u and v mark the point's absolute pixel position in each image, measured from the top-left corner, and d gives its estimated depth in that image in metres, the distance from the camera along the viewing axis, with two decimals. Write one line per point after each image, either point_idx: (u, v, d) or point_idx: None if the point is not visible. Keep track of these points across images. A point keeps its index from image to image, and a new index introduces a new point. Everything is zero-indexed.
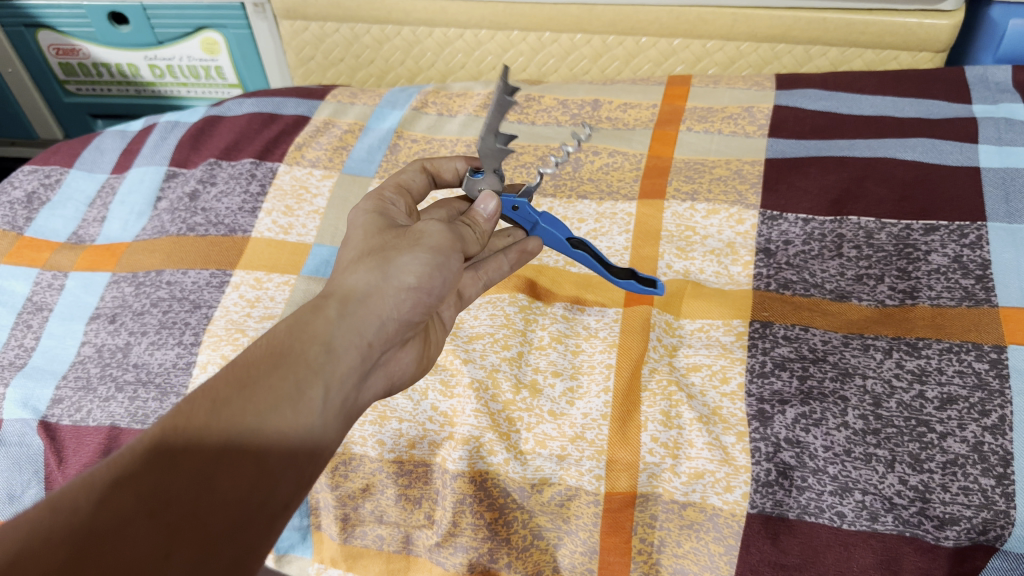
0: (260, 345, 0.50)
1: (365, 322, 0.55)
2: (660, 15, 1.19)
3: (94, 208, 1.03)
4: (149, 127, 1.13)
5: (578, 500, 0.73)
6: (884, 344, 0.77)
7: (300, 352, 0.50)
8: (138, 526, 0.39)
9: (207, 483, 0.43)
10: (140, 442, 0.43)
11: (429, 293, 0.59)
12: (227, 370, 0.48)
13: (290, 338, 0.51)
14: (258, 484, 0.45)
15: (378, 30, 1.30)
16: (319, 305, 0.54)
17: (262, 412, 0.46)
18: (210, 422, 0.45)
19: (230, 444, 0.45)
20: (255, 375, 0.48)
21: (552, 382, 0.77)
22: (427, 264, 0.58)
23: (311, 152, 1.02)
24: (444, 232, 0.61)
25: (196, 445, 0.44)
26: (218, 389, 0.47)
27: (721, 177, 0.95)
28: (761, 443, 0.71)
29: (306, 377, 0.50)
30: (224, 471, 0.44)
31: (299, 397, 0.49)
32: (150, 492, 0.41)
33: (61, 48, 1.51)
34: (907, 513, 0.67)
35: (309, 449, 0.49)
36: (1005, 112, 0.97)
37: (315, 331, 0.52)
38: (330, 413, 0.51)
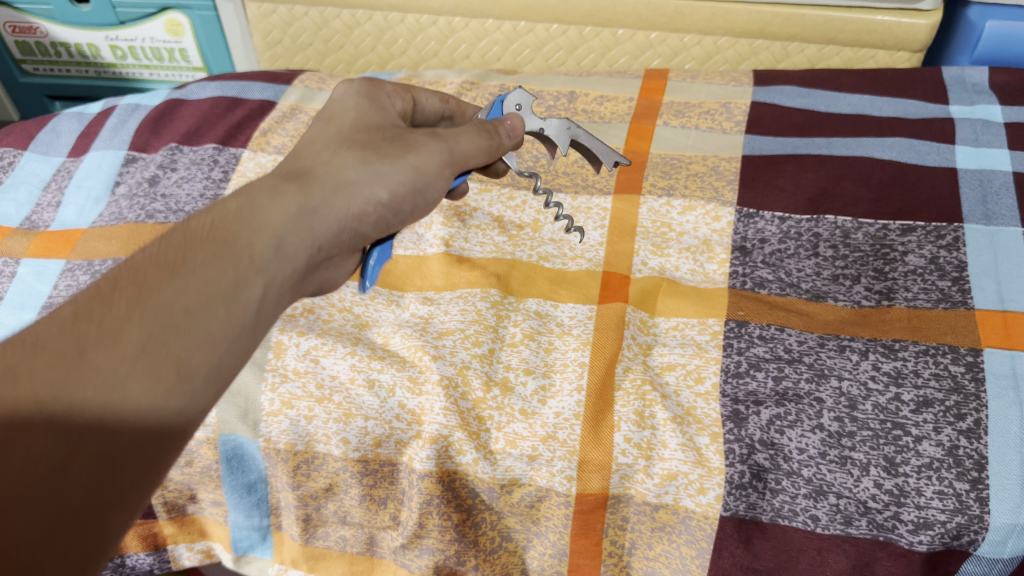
0: (201, 230, 0.49)
1: (321, 224, 0.55)
2: (638, 7, 1.17)
3: (48, 193, 0.98)
4: (108, 109, 1.08)
5: (548, 502, 0.71)
6: (860, 346, 0.75)
7: (243, 250, 0.50)
8: (41, 428, 0.40)
9: (123, 382, 0.42)
10: (53, 329, 0.42)
11: (392, 211, 0.61)
12: (160, 255, 0.47)
13: (233, 233, 0.50)
14: (177, 389, 0.44)
15: (349, 15, 1.27)
16: (279, 195, 0.54)
17: (191, 309, 0.46)
18: (133, 317, 0.44)
19: (153, 341, 0.44)
20: (190, 264, 0.47)
21: (524, 380, 0.75)
22: (404, 186, 0.60)
23: (276, 138, 0.98)
24: (434, 153, 0.61)
25: (115, 340, 0.43)
26: (147, 276, 0.46)
27: (697, 173, 0.93)
28: (736, 444, 0.70)
29: (244, 273, 0.49)
30: (142, 372, 0.43)
31: (233, 295, 0.48)
32: (51, 393, 0.40)
33: (18, 26, 1.46)
34: (882, 517, 0.66)
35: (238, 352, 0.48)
36: (982, 114, 0.97)
37: (264, 227, 0.51)
38: (263, 315, 0.51)
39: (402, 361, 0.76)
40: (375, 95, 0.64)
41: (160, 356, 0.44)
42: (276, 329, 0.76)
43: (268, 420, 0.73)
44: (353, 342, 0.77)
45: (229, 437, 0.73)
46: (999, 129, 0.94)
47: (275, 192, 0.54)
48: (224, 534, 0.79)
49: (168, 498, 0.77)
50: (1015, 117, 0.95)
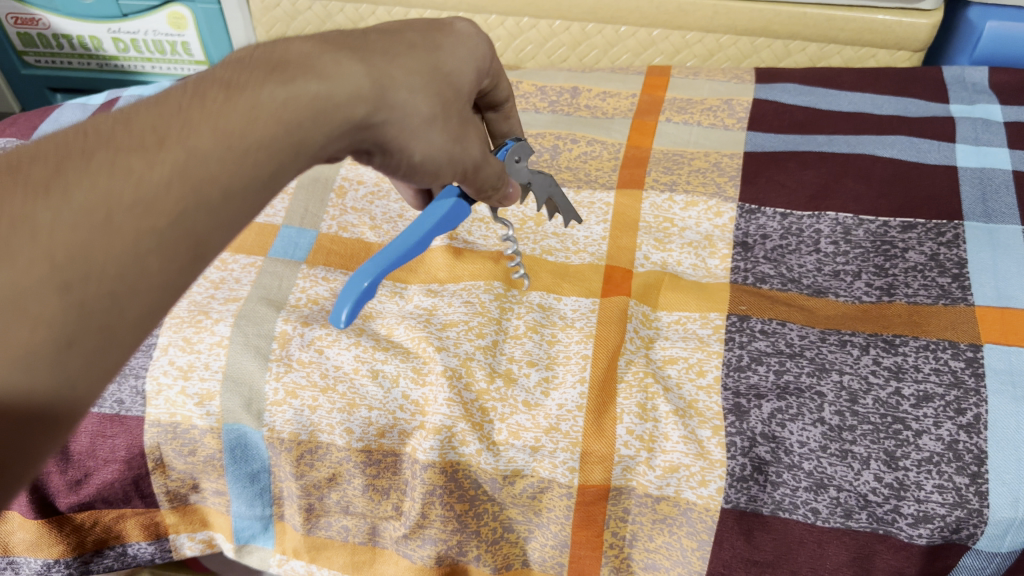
0: (265, 96, 0.42)
1: (363, 139, 0.47)
2: (641, 4, 1.18)
3: None
4: (111, 100, 1.08)
5: (550, 493, 0.72)
6: (861, 341, 0.76)
7: (296, 134, 0.42)
8: (44, 298, 0.34)
9: (142, 259, 0.36)
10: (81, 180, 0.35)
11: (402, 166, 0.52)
12: (211, 112, 0.40)
13: (295, 109, 0.42)
14: (189, 268, 0.39)
15: (352, 9, 1.27)
16: (351, 83, 0.45)
17: (228, 190, 0.39)
18: (172, 185, 0.37)
19: (184, 220, 0.38)
20: (243, 135, 0.40)
21: (527, 371, 0.76)
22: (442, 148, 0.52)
23: None
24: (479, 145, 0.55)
25: (148, 210, 0.36)
26: (191, 136, 0.38)
27: (700, 169, 0.94)
28: (737, 437, 0.70)
29: (287, 159, 0.42)
30: (165, 251, 0.37)
31: (266, 185, 0.42)
32: (70, 257, 0.34)
33: (20, 17, 1.46)
34: (882, 510, 0.67)
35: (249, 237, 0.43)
36: (982, 113, 0.97)
37: (326, 120, 0.44)
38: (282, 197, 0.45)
39: (406, 352, 0.76)
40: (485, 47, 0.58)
41: (183, 235, 0.38)
42: (281, 320, 0.76)
43: (272, 410, 0.72)
44: (357, 333, 0.77)
45: (234, 426, 0.73)
46: (1000, 128, 0.94)
47: (344, 68, 0.45)
48: (227, 524, 0.79)
49: (170, 487, 0.77)
50: (1015, 117, 0.96)
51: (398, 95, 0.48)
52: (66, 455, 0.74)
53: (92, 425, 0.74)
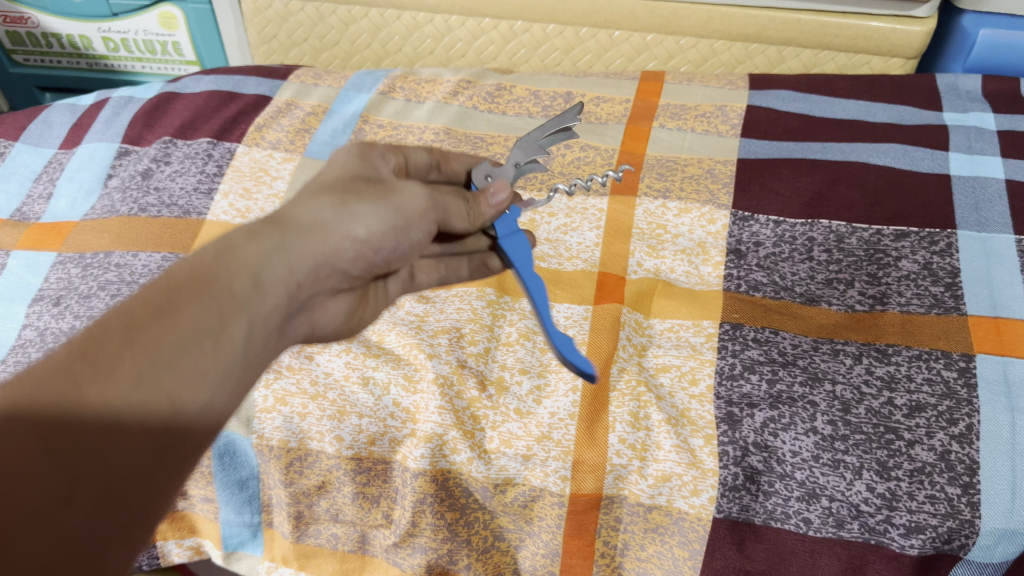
0: (184, 268, 0.50)
1: (298, 259, 0.55)
2: (635, 8, 1.17)
3: (39, 184, 0.97)
4: (100, 101, 1.07)
5: (541, 501, 0.71)
6: (854, 350, 0.76)
7: (226, 282, 0.50)
8: (39, 465, 0.40)
9: (118, 420, 0.44)
10: (48, 365, 0.43)
11: (374, 249, 0.60)
12: (147, 291, 0.48)
13: (218, 267, 0.51)
14: (169, 418, 0.46)
15: (345, 10, 1.26)
16: (255, 232, 0.54)
17: (181, 342, 0.47)
18: (124, 353, 0.45)
19: (144, 377, 0.45)
20: (175, 300, 0.48)
21: (519, 379, 0.75)
22: (382, 223, 0.59)
23: (271, 133, 0.98)
24: (421, 196, 0.61)
25: (108, 375, 0.43)
26: (134, 312, 0.46)
27: (693, 176, 0.93)
28: (730, 446, 0.70)
29: (228, 309, 0.50)
30: (135, 407, 0.44)
31: (220, 331, 0.49)
32: (53, 426, 0.41)
33: (9, 15, 1.44)
34: (874, 520, 0.66)
35: (226, 385, 0.50)
36: (975, 121, 0.97)
37: (247, 260, 0.52)
38: (253, 347, 0.52)
39: (397, 359, 0.75)
40: (367, 154, 0.62)
41: (151, 394, 0.45)
42: None
43: (261, 417, 0.72)
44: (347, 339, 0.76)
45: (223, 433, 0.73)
46: (993, 136, 0.95)
47: (250, 232, 0.53)
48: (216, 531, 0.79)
49: None
50: (1008, 125, 0.96)
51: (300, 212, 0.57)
52: None
53: None
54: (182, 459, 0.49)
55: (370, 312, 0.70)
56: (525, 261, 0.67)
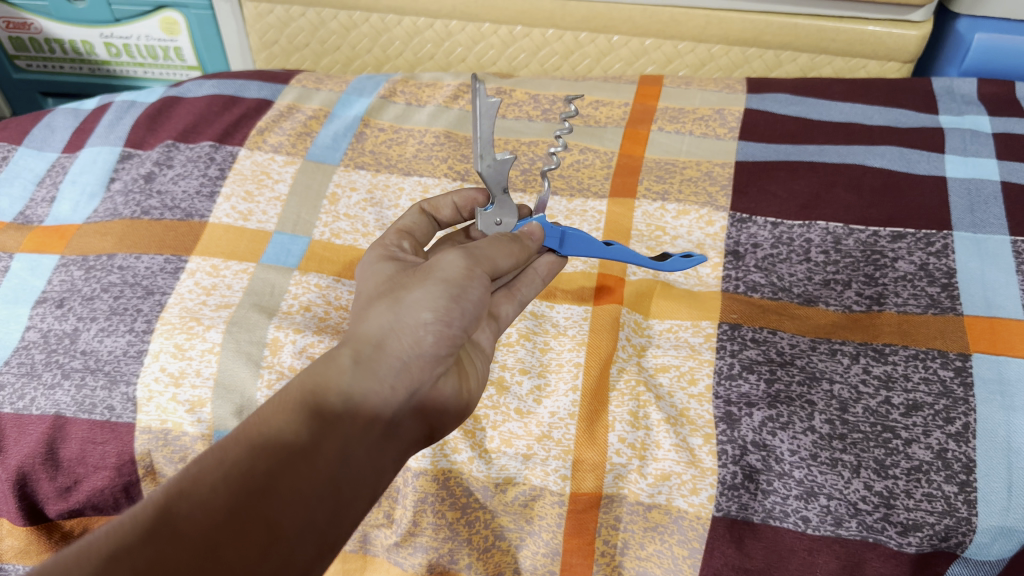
0: (276, 397, 0.48)
1: (384, 365, 0.52)
2: (633, 14, 1.18)
3: (42, 188, 0.98)
4: (103, 106, 1.08)
5: (542, 501, 0.72)
6: (851, 350, 0.77)
7: (314, 403, 0.48)
8: None
9: (212, 554, 0.41)
10: (143, 509, 0.42)
11: (452, 325, 0.55)
12: (242, 427, 0.47)
13: (305, 394, 0.48)
14: (269, 549, 0.43)
15: (346, 16, 1.27)
16: (332, 354, 0.51)
17: (275, 470, 0.45)
18: (217, 487, 0.43)
19: (239, 507, 0.43)
20: (266, 431, 0.46)
21: (520, 379, 0.76)
22: (443, 297, 0.55)
23: (273, 137, 0.99)
24: (460, 261, 0.57)
25: (202, 509, 0.42)
26: (227, 449, 0.45)
27: (692, 178, 0.94)
28: (728, 445, 0.71)
29: (324, 431, 0.48)
30: (231, 537, 0.42)
31: (313, 455, 0.47)
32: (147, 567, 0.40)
33: (12, 22, 1.43)
34: (872, 518, 0.67)
35: (330, 510, 0.47)
36: (970, 124, 0.98)
37: (333, 380, 0.50)
38: (356, 467, 0.49)
39: None
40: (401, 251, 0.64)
41: (247, 525, 0.43)
42: (273, 327, 0.76)
43: None
44: None
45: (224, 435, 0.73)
46: (988, 139, 0.95)
47: (331, 350, 0.52)
48: None
49: None
50: (1003, 128, 0.97)
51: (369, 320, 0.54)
52: (55, 462, 0.74)
53: (83, 432, 0.73)
54: None
55: (475, 379, 0.63)
56: (597, 246, 0.74)
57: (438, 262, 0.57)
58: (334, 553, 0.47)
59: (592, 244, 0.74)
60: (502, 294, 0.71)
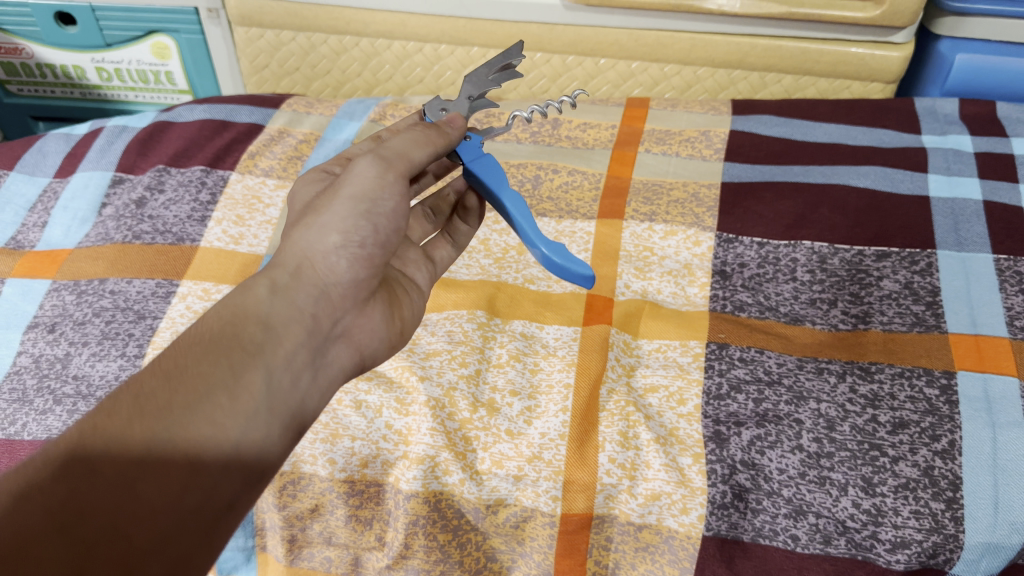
0: (192, 332, 0.51)
1: (300, 295, 0.55)
2: (620, 37, 1.20)
3: (34, 213, 0.98)
4: (95, 131, 1.09)
5: (533, 522, 0.72)
6: (838, 368, 0.77)
7: (232, 332, 0.51)
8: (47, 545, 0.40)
9: (131, 487, 0.44)
10: (59, 444, 0.44)
11: (364, 246, 0.58)
12: (157, 362, 0.49)
13: (223, 323, 0.51)
14: (192, 476, 0.46)
15: (336, 40, 1.28)
16: (248, 284, 0.54)
17: (193, 399, 0.47)
18: (135, 417, 0.45)
19: (158, 439, 0.45)
20: (182, 364, 0.48)
21: (509, 401, 0.77)
22: (351, 215, 0.58)
23: (264, 160, 0.99)
24: (371, 167, 0.60)
25: (119, 440, 0.44)
26: (144, 381, 0.48)
27: (679, 200, 0.95)
28: (718, 465, 0.71)
29: (241, 361, 0.50)
30: (150, 467, 0.45)
31: (234, 383, 0.49)
32: (62, 506, 0.42)
33: (4, 47, 1.42)
34: (860, 536, 0.68)
35: (255, 434, 0.50)
36: (953, 144, 1.00)
37: (247, 311, 0.52)
38: (280, 393, 0.52)
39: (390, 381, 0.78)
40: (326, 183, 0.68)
41: (167, 450, 0.45)
42: None
43: None
44: None
45: None
46: (971, 158, 0.97)
47: (244, 286, 0.54)
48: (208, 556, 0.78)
49: None
50: (985, 147, 0.99)
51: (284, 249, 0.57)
52: None
53: None
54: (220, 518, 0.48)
55: (410, 309, 0.66)
56: (500, 180, 0.69)
57: (354, 171, 0.60)
58: (265, 479, 0.51)
59: (500, 174, 0.70)
60: (436, 240, 0.76)
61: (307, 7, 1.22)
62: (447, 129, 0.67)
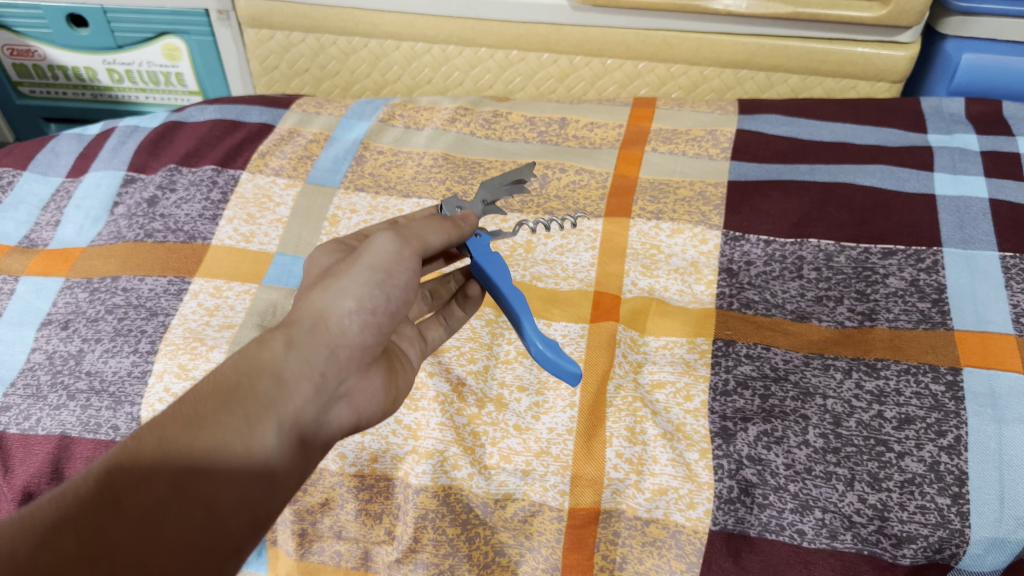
0: (211, 378, 0.49)
1: (315, 353, 0.53)
2: (627, 38, 1.21)
3: (47, 212, 0.99)
4: (107, 131, 1.10)
5: (541, 516, 0.73)
6: (844, 365, 0.78)
7: (250, 384, 0.49)
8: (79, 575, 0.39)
9: (152, 526, 0.42)
10: (86, 480, 0.43)
11: (377, 314, 0.56)
12: (175, 406, 0.47)
13: (240, 373, 0.49)
14: (208, 525, 0.45)
15: (345, 41, 1.29)
16: (264, 339, 0.52)
17: (212, 449, 0.46)
18: (157, 462, 0.44)
19: (178, 485, 0.44)
20: (202, 412, 0.47)
21: (518, 397, 0.78)
22: (370, 283, 0.56)
23: (274, 160, 1.00)
24: (390, 244, 0.58)
25: (144, 484, 0.43)
26: (164, 425, 0.46)
27: (686, 198, 0.96)
28: (724, 460, 0.72)
29: (257, 413, 0.48)
30: (170, 512, 0.43)
31: (249, 434, 0.48)
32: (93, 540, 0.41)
33: (16, 49, 1.43)
34: (866, 531, 0.68)
35: (262, 488, 0.48)
36: (959, 143, 1.00)
37: (265, 362, 0.50)
38: (288, 449, 0.50)
39: None
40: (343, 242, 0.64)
41: (185, 499, 0.44)
42: None
43: None
44: None
45: None
46: (977, 157, 0.97)
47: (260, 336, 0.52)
48: None
49: None
50: (991, 146, 0.99)
51: (300, 305, 0.55)
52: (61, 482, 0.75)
53: (88, 452, 0.74)
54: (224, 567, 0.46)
55: (404, 379, 0.65)
56: (505, 277, 0.68)
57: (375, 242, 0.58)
58: (265, 531, 0.49)
59: (506, 273, 0.68)
60: (431, 320, 0.72)
61: (316, 8, 1.23)
62: (462, 224, 0.66)
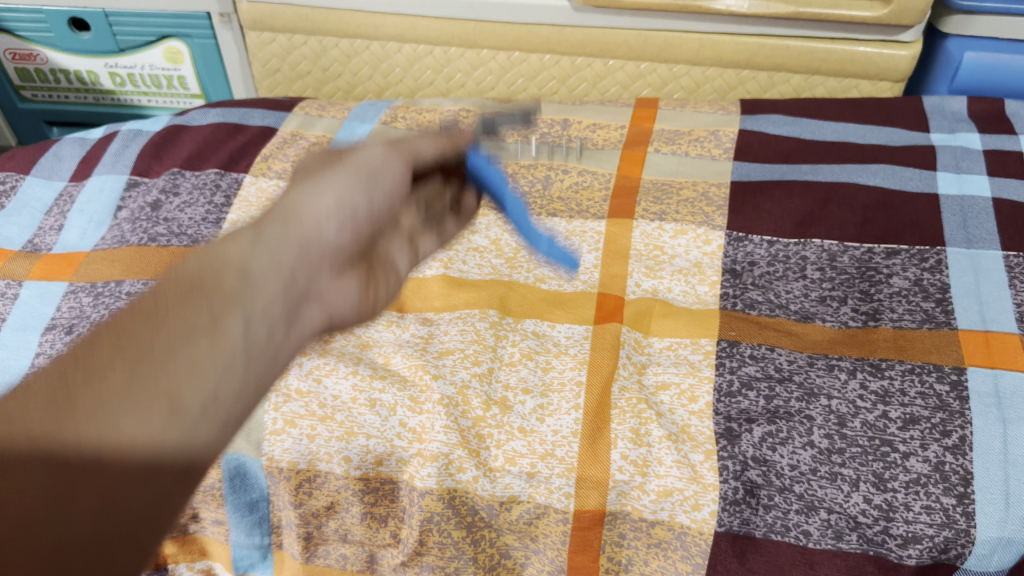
0: (171, 272, 0.42)
1: (293, 246, 0.46)
2: (629, 38, 1.21)
3: (50, 217, 1.00)
4: (109, 135, 1.10)
5: (546, 518, 0.74)
6: (848, 365, 0.77)
7: (217, 276, 0.42)
8: (27, 469, 0.33)
9: (101, 439, 0.35)
10: (32, 382, 0.36)
11: (359, 213, 0.50)
12: (133, 300, 0.40)
13: (201, 264, 0.42)
14: (173, 426, 0.37)
15: (346, 44, 1.29)
16: (231, 232, 0.45)
17: (173, 347, 0.38)
18: (114, 354, 0.37)
19: (129, 385, 0.36)
20: (164, 307, 0.39)
21: (522, 399, 0.77)
22: (356, 181, 0.50)
23: (277, 163, 1.00)
24: (384, 147, 0.53)
25: (89, 390, 0.36)
26: (119, 322, 0.38)
27: (689, 199, 0.96)
28: (729, 461, 0.72)
29: (222, 307, 0.41)
30: (124, 413, 0.36)
31: (215, 326, 0.40)
32: (32, 445, 0.33)
33: (18, 53, 1.44)
34: (872, 531, 0.68)
35: (236, 380, 0.40)
36: (962, 142, 1.00)
37: (230, 254, 0.43)
38: (260, 345, 0.42)
39: (403, 380, 0.78)
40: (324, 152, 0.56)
41: (141, 400, 0.36)
42: None
43: (271, 439, 0.75)
44: (354, 362, 0.79)
45: (233, 456, 0.75)
46: (980, 156, 0.97)
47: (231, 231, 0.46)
48: (225, 554, 0.80)
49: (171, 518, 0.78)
50: (994, 145, 0.99)
51: (282, 199, 0.49)
52: None
53: None
54: (177, 489, 0.37)
55: (386, 286, 0.54)
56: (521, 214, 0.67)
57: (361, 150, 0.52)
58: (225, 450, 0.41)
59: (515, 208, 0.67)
60: (422, 229, 0.60)
61: (317, 11, 1.23)
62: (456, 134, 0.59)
